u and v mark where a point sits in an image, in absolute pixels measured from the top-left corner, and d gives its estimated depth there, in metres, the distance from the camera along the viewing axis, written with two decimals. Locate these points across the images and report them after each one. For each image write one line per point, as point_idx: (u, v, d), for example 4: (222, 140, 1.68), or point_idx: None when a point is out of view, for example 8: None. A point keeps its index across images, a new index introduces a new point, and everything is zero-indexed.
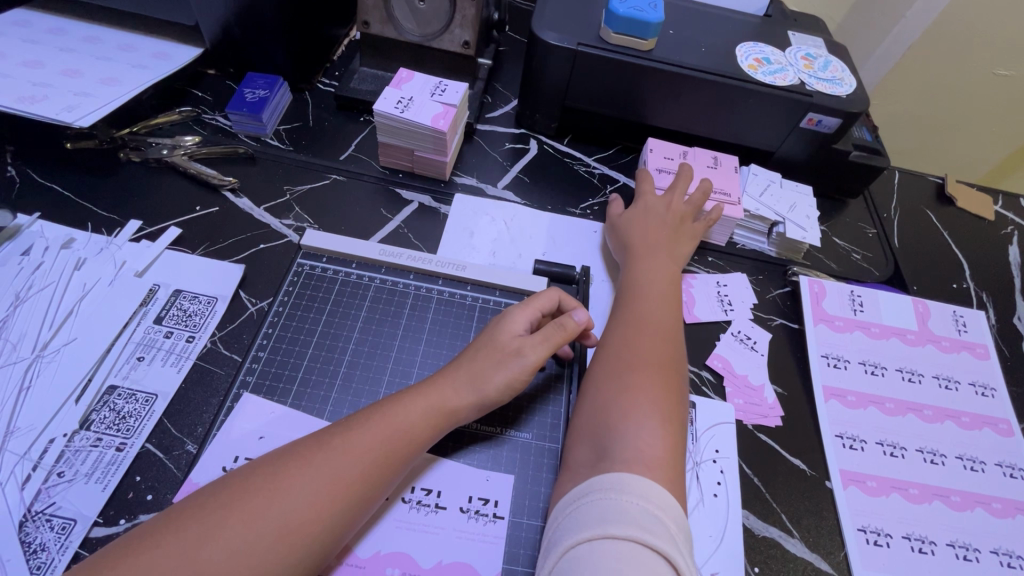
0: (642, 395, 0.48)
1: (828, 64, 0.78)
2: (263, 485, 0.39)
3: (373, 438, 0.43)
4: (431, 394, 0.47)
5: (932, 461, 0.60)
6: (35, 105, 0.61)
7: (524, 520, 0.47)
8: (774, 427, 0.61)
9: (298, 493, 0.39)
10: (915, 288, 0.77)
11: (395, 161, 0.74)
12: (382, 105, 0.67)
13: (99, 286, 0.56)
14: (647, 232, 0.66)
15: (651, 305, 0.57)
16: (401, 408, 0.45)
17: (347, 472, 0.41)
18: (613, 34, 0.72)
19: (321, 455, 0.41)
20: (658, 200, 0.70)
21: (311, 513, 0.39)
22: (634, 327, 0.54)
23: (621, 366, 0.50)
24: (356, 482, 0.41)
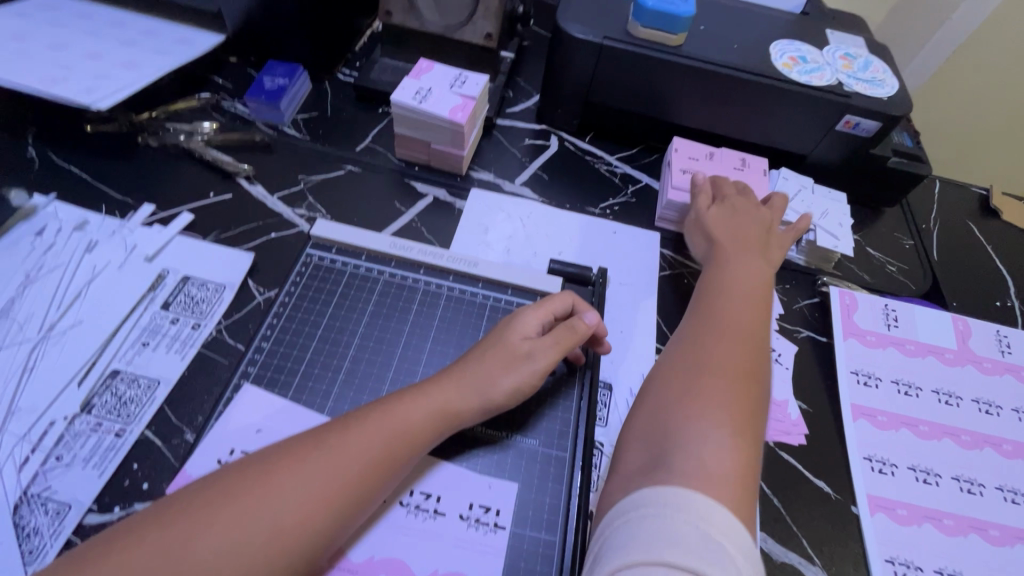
0: (708, 400, 0.45)
1: (869, 64, 0.74)
2: (249, 483, 0.38)
3: (375, 436, 0.41)
4: (434, 390, 0.45)
5: (969, 491, 0.56)
6: (56, 86, 0.61)
7: (527, 532, 0.44)
8: (796, 445, 0.57)
9: (289, 494, 0.37)
10: (955, 304, 0.72)
11: (412, 153, 0.72)
12: (399, 96, 0.65)
13: (108, 268, 0.56)
14: (726, 235, 0.62)
15: (729, 308, 0.54)
16: (406, 405, 0.44)
17: (346, 470, 0.39)
18: (641, 29, 0.69)
19: (322, 452, 0.40)
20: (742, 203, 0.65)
21: (306, 510, 0.37)
22: (712, 329, 0.51)
23: (690, 378, 0.47)
24: (353, 481, 0.39)
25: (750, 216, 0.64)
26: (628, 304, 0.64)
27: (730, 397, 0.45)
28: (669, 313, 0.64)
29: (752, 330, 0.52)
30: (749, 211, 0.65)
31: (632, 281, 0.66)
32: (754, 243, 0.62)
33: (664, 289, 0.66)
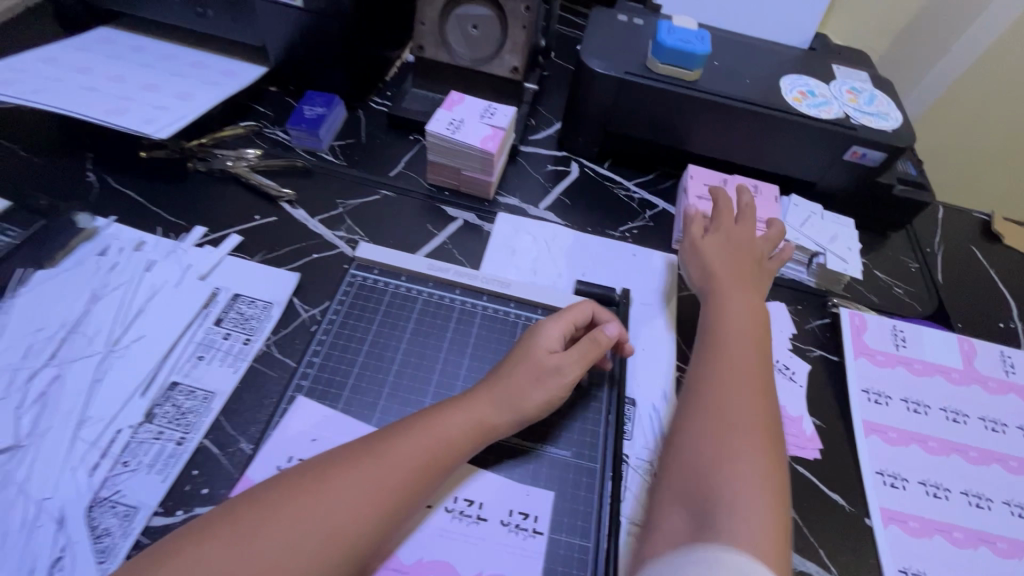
0: (743, 459, 0.47)
1: (874, 98, 0.78)
2: (299, 501, 0.40)
3: (418, 447, 0.45)
4: (467, 404, 0.49)
5: (977, 505, 0.59)
6: (118, 116, 0.65)
7: (563, 537, 0.47)
8: (812, 460, 0.60)
9: (340, 497, 0.41)
10: (960, 325, 0.76)
11: (443, 179, 0.77)
12: (434, 126, 0.70)
13: (165, 286, 0.60)
14: (724, 268, 0.65)
15: (741, 353, 0.56)
16: (445, 417, 0.47)
17: (392, 480, 0.43)
18: (659, 65, 0.74)
19: (369, 467, 0.43)
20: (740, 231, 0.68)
21: (358, 525, 0.40)
22: (731, 376, 0.54)
23: (718, 441, 0.49)
24: (399, 488, 0.43)
25: (744, 245, 0.67)
26: (649, 323, 0.67)
27: (761, 455, 0.48)
28: (688, 332, 0.68)
29: (762, 376, 0.55)
30: (745, 242, 0.68)
31: (652, 301, 0.70)
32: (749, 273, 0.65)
33: (682, 310, 0.70)
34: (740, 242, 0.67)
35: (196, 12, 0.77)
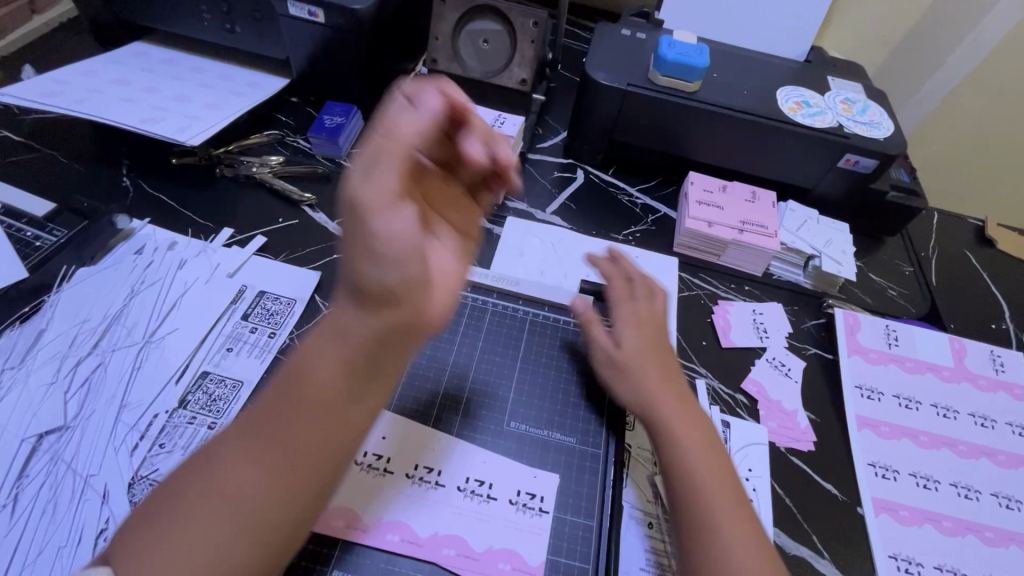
0: (738, 529, 0.47)
1: (866, 108, 0.82)
2: (194, 527, 0.35)
3: (289, 398, 0.38)
4: (329, 342, 0.38)
5: (966, 496, 0.61)
6: (153, 124, 0.70)
7: (568, 517, 0.50)
8: (806, 451, 0.63)
9: (220, 475, 0.37)
10: (952, 326, 0.78)
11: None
12: None
13: (197, 283, 0.64)
14: (638, 359, 0.56)
15: (689, 424, 0.52)
16: (307, 361, 0.39)
17: (273, 438, 0.38)
18: (661, 77, 0.78)
19: (256, 456, 0.37)
20: (636, 310, 0.60)
21: (276, 517, 0.37)
22: (691, 450, 0.51)
23: (709, 522, 0.47)
24: (284, 444, 0.38)
25: (647, 324, 0.59)
26: None
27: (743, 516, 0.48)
28: (687, 330, 0.71)
29: (712, 437, 0.53)
30: (651, 322, 0.60)
31: None
32: (665, 356, 0.57)
33: (683, 309, 0.73)
34: (641, 321, 0.59)
35: (225, 28, 0.82)
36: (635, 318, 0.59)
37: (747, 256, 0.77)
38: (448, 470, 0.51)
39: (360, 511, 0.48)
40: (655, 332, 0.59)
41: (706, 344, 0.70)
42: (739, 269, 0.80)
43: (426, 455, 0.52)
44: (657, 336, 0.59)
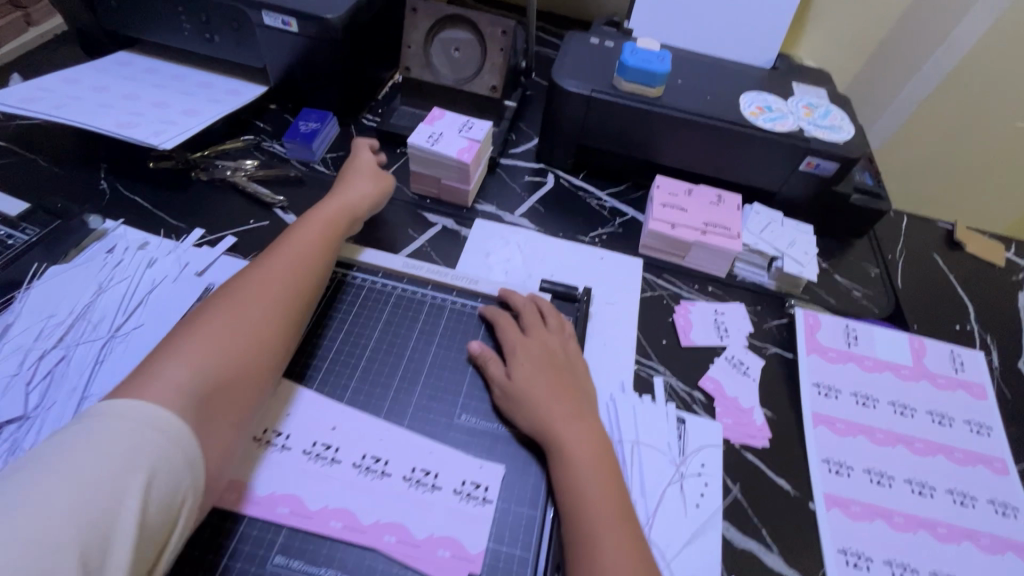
0: (615, 551, 0.46)
1: (828, 112, 0.83)
2: (227, 317, 0.51)
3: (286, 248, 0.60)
4: (312, 219, 0.65)
5: (920, 492, 0.61)
6: (130, 129, 0.73)
7: (512, 506, 0.51)
8: (761, 448, 0.63)
9: (239, 299, 0.54)
10: (916, 326, 0.79)
11: (424, 188, 0.83)
12: (415, 139, 0.76)
13: (165, 281, 0.66)
14: (533, 391, 0.55)
15: (580, 448, 0.52)
16: (296, 233, 0.63)
17: (281, 268, 0.58)
18: (624, 83, 0.80)
19: (260, 275, 0.56)
20: (535, 340, 0.60)
21: (284, 313, 0.55)
22: (579, 473, 0.50)
23: (587, 546, 0.47)
24: (290, 266, 0.59)
25: (543, 351, 0.59)
26: (611, 320, 0.72)
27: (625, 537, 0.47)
28: (648, 329, 0.72)
29: (605, 458, 0.52)
30: (541, 347, 0.59)
31: (615, 300, 0.74)
32: (561, 383, 0.57)
33: (644, 309, 0.75)
34: (539, 350, 0.59)
35: (204, 37, 0.85)
36: (533, 348, 0.59)
37: (711, 257, 0.79)
38: (394, 460, 0.52)
39: (305, 499, 0.49)
40: (552, 363, 0.58)
41: (666, 343, 0.71)
42: (704, 270, 0.81)
43: (373, 446, 0.53)
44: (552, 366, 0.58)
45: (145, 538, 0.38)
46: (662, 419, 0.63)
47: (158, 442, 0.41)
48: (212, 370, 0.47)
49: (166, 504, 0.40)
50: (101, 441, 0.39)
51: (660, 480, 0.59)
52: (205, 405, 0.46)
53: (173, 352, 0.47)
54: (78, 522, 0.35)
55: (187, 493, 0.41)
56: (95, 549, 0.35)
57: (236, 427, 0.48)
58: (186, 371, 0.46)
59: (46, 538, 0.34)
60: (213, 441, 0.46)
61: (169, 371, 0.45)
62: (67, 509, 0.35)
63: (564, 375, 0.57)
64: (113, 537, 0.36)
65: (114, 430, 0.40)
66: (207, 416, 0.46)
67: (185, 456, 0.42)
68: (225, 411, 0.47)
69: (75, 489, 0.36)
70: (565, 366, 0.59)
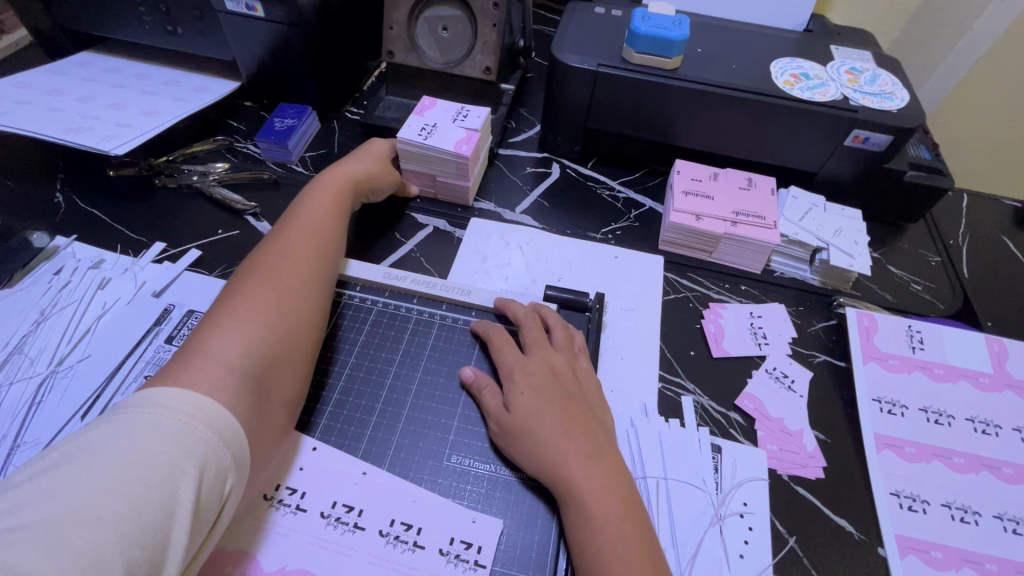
0: None
1: (876, 77, 0.71)
2: (267, 295, 0.48)
3: (307, 231, 0.55)
4: (327, 185, 0.61)
5: (1015, 531, 0.50)
6: (80, 134, 0.65)
7: (512, 571, 0.42)
8: (814, 480, 0.53)
9: (261, 285, 0.49)
10: (990, 324, 0.67)
11: (419, 186, 0.74)
12: (405, 133, 0.67)
13: (118, 304, 0.58)
14: (542, 424, 0.45)
15: (602, 496, 0.41)
16: (310, 213, 0.57)
17: (303, 251, 0.53)
18: (636, 54, 0.70)
19: (287, 252, 0.52)
20: (541, 356, 0.50)
21: (320, 288, 0.52)
22: (602, 529, 0.40)
23: None
24: (313, 247, 0.54)
25: (551, 367, 0.49)
26: (628, 329, 0.62)
27: None
28: (672, 338, 0.62)
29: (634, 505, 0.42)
30: (547, 369, 0.49)
31: (633, 305, 0.64)
32: (577, 409, 0.46)
33: (668, 314, 0.64)
34: (544, 372, 0.48)
35: (167, 30, 0.77)
36: (539, 368, 0.49)
37: (743, 251, 0.68)
38: (369, 510, 0.44)
39: (257, 554, 0.42)
40: (562, 386, 0.48)
41: (694, 355, 0.61)
42: (735, 267, 0.70)
43: (346, 491, 0.45)
44: (565, 387, 0.48)
45: (195, 537, 0.35)
46: (693, 448, 0.53)
47: (201, 438, 0.37)
48: (262, 353, 0.45)
49: (214, 500, 0.36)
50: (135, 441, 0.35)
51: (694, 525, 0.49)
52: (259, 389, 0.43)
53: (218, 334, 0.44)
54: (127, 530, 0.31)
55: (236, 485, 0.39)
56: (148, 555, 0.32)
57: (285, 411, 0.46)
58: (237, 356, 0.43)
59: (93, 550, 0.30)
60: (266, 424, 0.43)
61: (218, 355, 0.42)
62: (110, 515, 0.31)
63: (580, 398, 0.47)
64: (166, 542, 0.33)
65: (150, 426, 0.36)
66: (263, 399, 0.43)
67: (234, 450, 0.39)
68: (277, 390, 0.45)
69: (115, 494, 0.32)
70: (577, 384, 0.49)
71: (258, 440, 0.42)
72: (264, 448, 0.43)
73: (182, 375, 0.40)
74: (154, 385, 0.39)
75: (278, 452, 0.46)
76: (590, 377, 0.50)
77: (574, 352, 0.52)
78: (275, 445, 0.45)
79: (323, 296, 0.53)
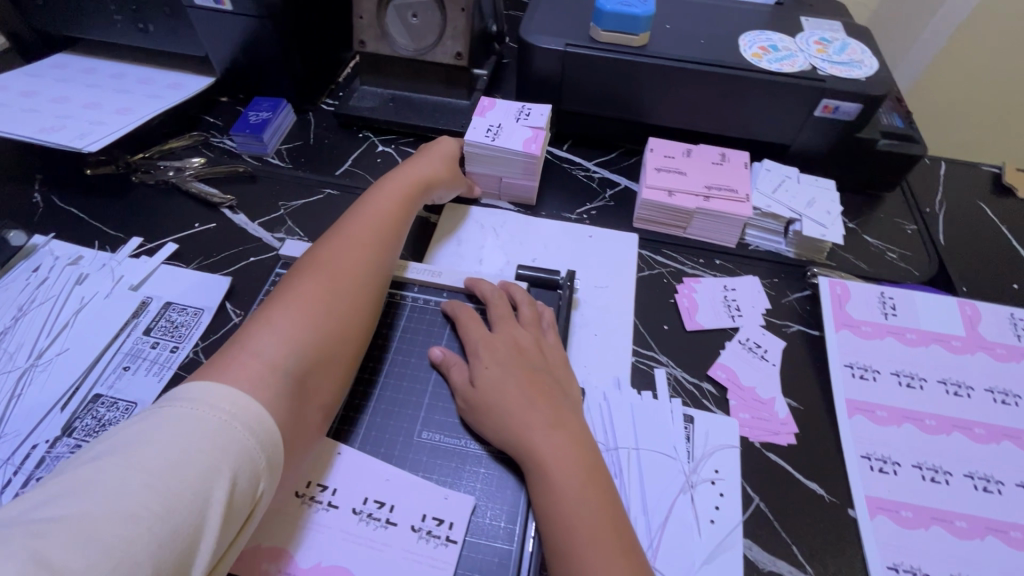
0: None
1: (845, 46, 0.71)
2: (317, 293, 0.49)
3: (365, 232, 0.55)
4: (394, 187, 0.61)
5: (986, 489, 0.51)
6: (53, 134, 0.66)
7: (482, 543, 0.43)
8: (786, 446, 0.54)
9: (316, 283, 0.49)
10: (965, 289, 0.67)
11: (483, 187, 0.74)
12: (473, 135, 0.68)
13: (96, 298, 0.59)
14: (506, 396, 0.45)
15: (562, 461, 0.42)
16: (368, 214, 0.57)
17: (361, 252, 0.53)
18: (602, 33, 0.70)
19: (342, 251, 0.53)
20: (521, 334, 0.50)
21: (371, 291, 0.52)
22: (560, 493, 0.41)
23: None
24: (369, 248, 0.54)
25: (526, 345, 0.49)
26: (601, 306, 0.63)
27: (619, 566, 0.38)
28: (646, 313, 0.63)
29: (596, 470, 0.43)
30: (513, 345, 0.49)
31: (606, 283, 0.65)
32: (540, 380, 0.47)
33: (641, 290, 0.65)
34: (510, 348, 0.49)
35: (139, 28, 0.78)
36: (503, 342, 0.49)
37: (717, 225, 0.68)
38: (343, 489, 0.45)
39: (268, 546, 0.42)
40: (533, 363, 0.48)
41: (668, 329, 0.62)
42: (710, 242, 0.70)
43: (320, 471, 0.46)
44: (536, 364, 0.48)
45: (226, 535, 0.35)
46: (665, 420, 0.54)
47: (239, 440, 0.37)
48: (306, 353, 0.45)
49: (245, 502, 0.36)
50: (178, 437, 0.35)
51: (664, 493, 0.49)
52: (299, 391, 0.43)
53: (268, 329, 0.45)
54: (161, 529, 0.32)
55: (268, 487, 0.38)
56: (178, 556, 0.32)
57: (323, 414, 0.46)
58: (282, 354, 0.44)
59: (126, 548, 0.30)
60: (304, 425, 0.43)
61: (264, 352, 0.43)
62: (147, 513, 0.32)
63: (549, 373, 0.48)
64: (196, 544, 0.33)
65: (193, 423, 0.36)
66: (303, 400, 0.44)
67: (269, 453, 0.39)
68: (318, 391, 0.45)
69: (154, 492, 0.32)
70: (548, 361, 0.49)
71: (294, 440, 0.42)
72: (298, 449, 0.43)
73: (231, 369, 0.41)
74: (204, 377, 0.40)
75: (312, 451, 0.45)
76: (556, 352, 0.51)
77: (547, 331, 0.52)
78: (309, 445, 0.45)
79: (374, 300, 0.52)
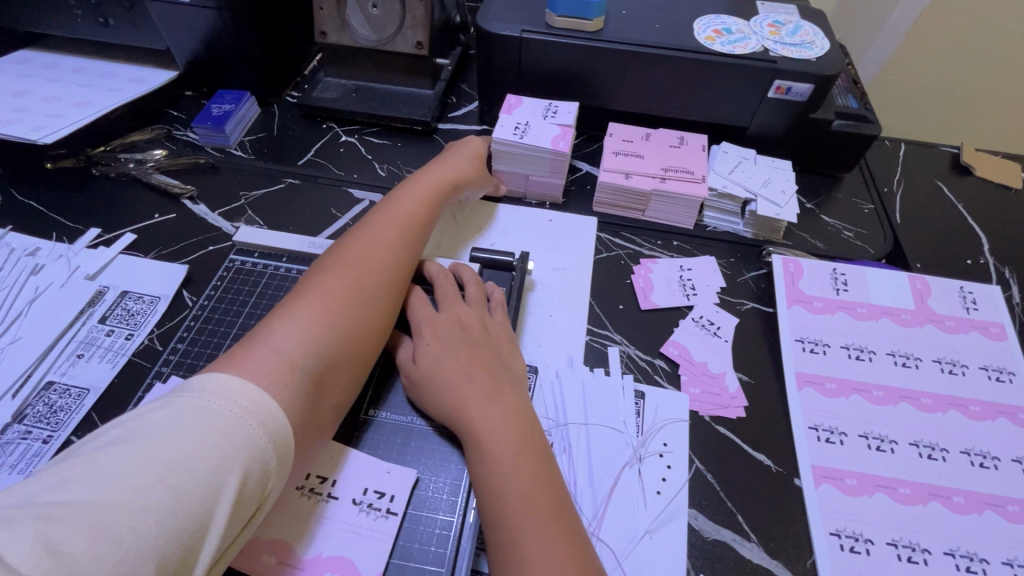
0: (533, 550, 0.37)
1: (798, 29, 0.72)
2: (339, 289, 0.48)
3: (393, 231, 0.55)
4: (422, 187, 0.61)
5: (931, 457, 0.52)
6: (10, 127, 0.66)
7: (422, 514, 0.43)
8: (735, 419, 0.54)
9: (341, 280, 0.48)
10: (919, 265, 0.68)
11: (508, 186, 0.73)
12: (501, 132, 0.67)
13: (50, 288, 0.59)
14: (448, 371, 0.46)
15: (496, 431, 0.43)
16: (394, 213, 0.57)
17: (390, 251, 0.53)
18: (557, 18, 0.70)
19: (368, 248, 0.52)
20: (467, 313, 0.51)
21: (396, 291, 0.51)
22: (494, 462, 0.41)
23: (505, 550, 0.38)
24: (397, 248, 0.53)
25: (473, 323, 0.50)
26: (558, 288, 0.63)
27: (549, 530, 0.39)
28: (602, 294, 0.63)
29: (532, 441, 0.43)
30: (457, 323, 0.50)
31: (563, 265, 0.65)
32: (482, 355, 0.48)
33: (598, 271, 0.66)
34: (456, 326, 0.50)
35: (99, 22, 0.78)
36: (449, 321, 0.50)
37: (674, 207, 0.69)
38: None
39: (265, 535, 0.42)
40: (478, 340, 0.49)
41: (623, 309, 0.62)
42: (667, 223, 0.71)
43: None
44: (483, 342, 0.49)
45: (231, 531, 0.35)
46: (613, 395, 0.54)
47: (254, 438, 0.36)
48: (326, 351, 0.44)
49: (253, 499, 0.36)
50: (193, 429, 0.35)
51: (609, 466, 0.50)
52: (315, 390, 0.43)
53: (287, 323, 0.44)
54: (168, 523, 0.31)
55: (277, 485, 0.38)
56: (181, 550, 0.32)
57: (334, 413, 0.45)
58: (302, 351, 0.43)
59: (133, 540, 0.30)
60: (316, 424, 0.43)
61: (284, 348, 0.42)
62: (156, 506, 0.31)
63: (494, 350, 0.49)
64: (201, 541, 0.33)
65: (211, 417, 0.36)
66: (318, 399, 0.43)
67: (281, 452, 0.38)
68: (333, 390, 0.45)
69: (166, 484, 0.32)
70: (494, 338, 0.50)
71: (304, 439, 0.42)
72: (307, 446, 0.43)
73: (249, 363, 0.40)
74: (221, 369, 0.40)
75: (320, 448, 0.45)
76: (500, 328, 0.51)
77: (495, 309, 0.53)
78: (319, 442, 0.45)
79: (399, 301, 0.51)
